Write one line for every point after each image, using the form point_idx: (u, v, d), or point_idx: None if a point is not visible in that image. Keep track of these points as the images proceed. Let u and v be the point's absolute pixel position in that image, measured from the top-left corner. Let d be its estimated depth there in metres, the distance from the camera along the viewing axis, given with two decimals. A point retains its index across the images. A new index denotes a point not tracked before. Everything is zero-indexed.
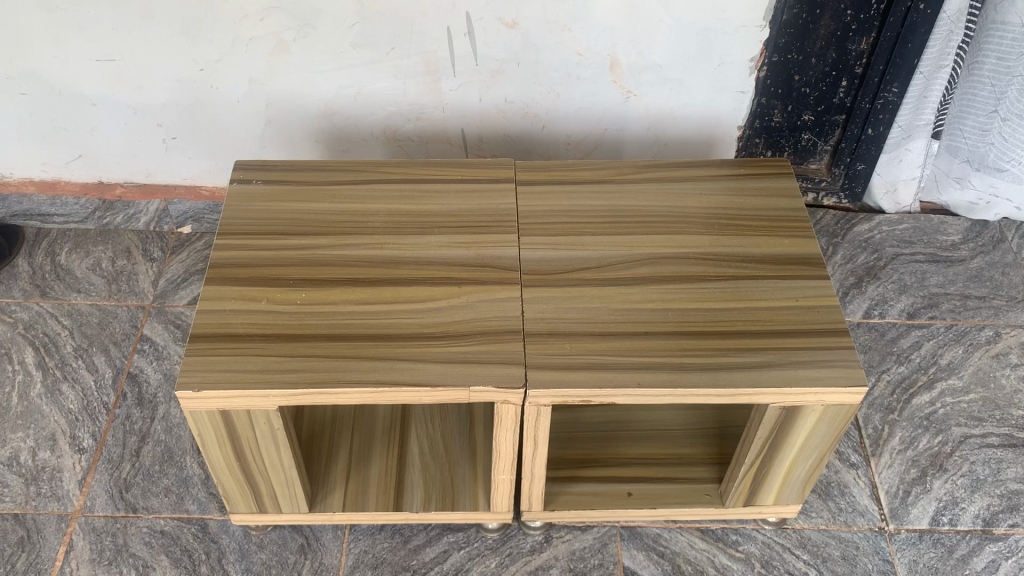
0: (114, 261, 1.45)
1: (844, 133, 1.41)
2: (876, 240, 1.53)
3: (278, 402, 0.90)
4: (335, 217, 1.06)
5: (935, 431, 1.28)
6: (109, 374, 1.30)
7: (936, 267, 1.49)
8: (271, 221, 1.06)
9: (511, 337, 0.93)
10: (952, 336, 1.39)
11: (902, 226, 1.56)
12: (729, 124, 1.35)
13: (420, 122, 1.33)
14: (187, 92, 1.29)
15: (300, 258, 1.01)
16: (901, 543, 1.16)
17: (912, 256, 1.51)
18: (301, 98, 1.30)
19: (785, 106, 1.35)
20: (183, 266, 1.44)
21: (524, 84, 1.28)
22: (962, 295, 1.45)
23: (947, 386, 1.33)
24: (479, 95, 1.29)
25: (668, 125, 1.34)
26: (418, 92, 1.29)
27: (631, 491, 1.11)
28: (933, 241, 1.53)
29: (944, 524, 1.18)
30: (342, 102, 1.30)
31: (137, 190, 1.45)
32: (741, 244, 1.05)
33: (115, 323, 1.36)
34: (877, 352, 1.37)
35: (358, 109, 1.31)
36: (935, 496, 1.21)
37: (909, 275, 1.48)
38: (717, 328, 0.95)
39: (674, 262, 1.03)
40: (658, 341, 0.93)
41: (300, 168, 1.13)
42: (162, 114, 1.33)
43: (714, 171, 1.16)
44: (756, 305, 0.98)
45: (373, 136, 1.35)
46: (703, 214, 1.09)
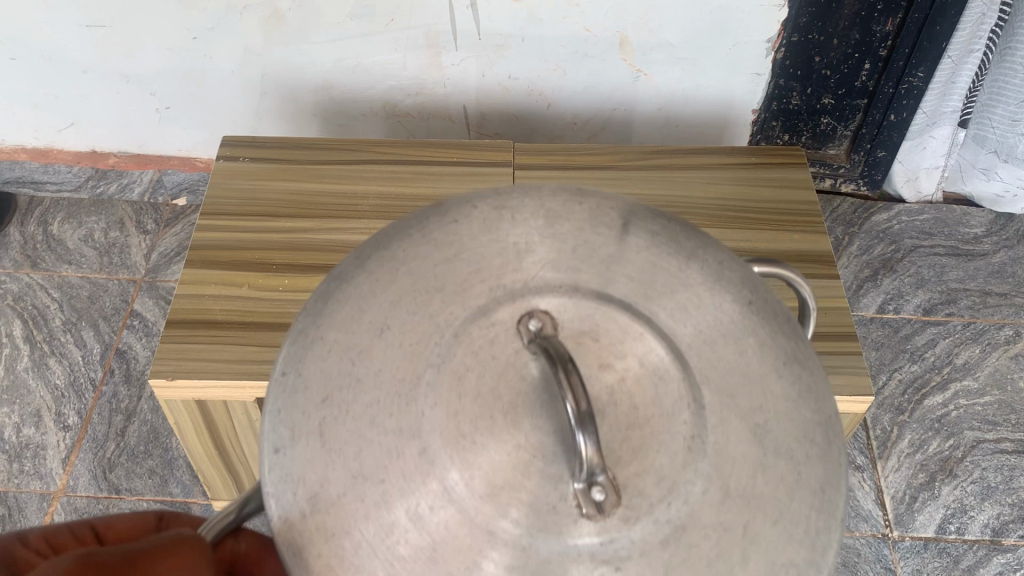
0: (107, 232, 1.41)
1: (865, 117, 1.34)
2: (895, 230, 1.47)
3: (256, 394, 0.86)
4: (323, 199, 1.02)
5: (946, 434, 1.23)
6: (97, 350, 1.27)
7: (956, 261, 1.43)
8: (256, 200, 1.01)
9: None
10: (969, 335, 1.33)
11: (922, 216, 1.49)
12: (743, 106, 1.29)
13: (420, 97, 1.28)
14: (181, 61, 1.25)
15: (284, 242, 0.97)
16: (904, 551, 1.12)
17: (931, 249, 1.44)
18: (297, 69, 1.25)
19: (804, 88, 1.28)
20: (177, 239, 1.41)
21: (528, 60, 1.22)
22: (982, 291, 1.39)
23: (962, 387, 1.28)
24: (481, 70, 1.24)
25: (679, 105, 1.28)
26: (420, 66, 1.23)
27: None
28: (955, 233, 1.47)
29: (951, 532, 1.14)
30: (341, 75, 1.25)
31: (131, 160, 1.43)
32: (749, 238, 1.00)
33: (106, 297, 1.33)
34: (889, 349, 1.31)
35: (356, 82, 1.26)
36: (942, 503, 1.16)
37: (927, 268, 1.42)
38: None
39: None
40: None
41: (289, 144, 1.08)
42: (156, 84, 1.29)
43: (722, 158, 1.10)
44: None
45: (372, 110, 1.30)
46: (709, 205, 1.04)
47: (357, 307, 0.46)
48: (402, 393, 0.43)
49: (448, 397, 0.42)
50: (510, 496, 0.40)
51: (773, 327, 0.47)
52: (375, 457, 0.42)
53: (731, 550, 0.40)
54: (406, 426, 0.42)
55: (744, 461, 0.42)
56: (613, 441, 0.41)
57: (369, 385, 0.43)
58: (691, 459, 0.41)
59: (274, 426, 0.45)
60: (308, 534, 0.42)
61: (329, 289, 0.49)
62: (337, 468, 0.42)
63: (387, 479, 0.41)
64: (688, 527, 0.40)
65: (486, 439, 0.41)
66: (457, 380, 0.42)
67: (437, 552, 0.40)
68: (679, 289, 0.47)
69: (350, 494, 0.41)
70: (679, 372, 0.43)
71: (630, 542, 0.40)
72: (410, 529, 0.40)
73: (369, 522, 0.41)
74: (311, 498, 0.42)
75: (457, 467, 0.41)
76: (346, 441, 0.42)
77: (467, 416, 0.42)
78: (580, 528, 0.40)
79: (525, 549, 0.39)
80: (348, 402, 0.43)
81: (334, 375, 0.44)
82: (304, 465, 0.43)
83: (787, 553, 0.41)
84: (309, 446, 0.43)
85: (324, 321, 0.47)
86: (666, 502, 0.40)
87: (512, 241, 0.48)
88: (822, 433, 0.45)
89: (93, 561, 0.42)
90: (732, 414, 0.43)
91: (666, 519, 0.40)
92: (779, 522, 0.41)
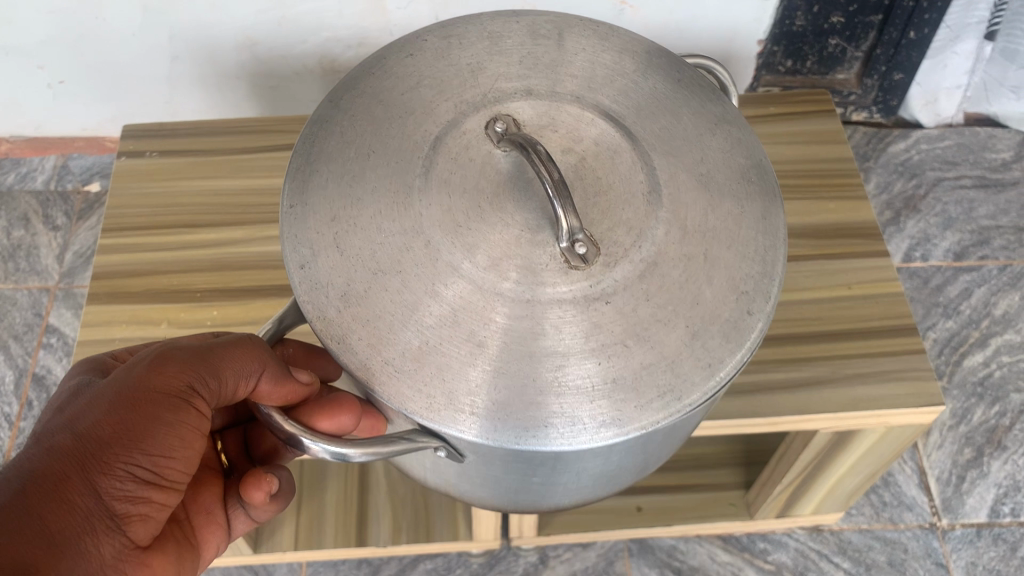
0: (8, 232, 1.21)
1: (880, 36, 1.15)
2: (915, 162, 1.30)
3: None
4: (254, 199, 0.82)
5: (991, 399, 1.09)
6: (10, 378, 1.09)
7: (985, 194, 1.27)
8: (172, 208, 0.81)
9: None
10: (1006, 280, 1.19)
11: (944, 142, 1.32)
12: (747, 38, 1.08)
13: (362, 49, 1.06)
14: (68, 26, 1.03)
15: (211, 260, 0.78)
16: (956, 542, 1.00)
17: (956, 181, 1.28)
18: (211, 26, 1.02)
19: (810, 7, 1.08)
20: (93, 234, 1.21)
21: (489, 4, 1.00)
22: (1016, 227, 1.24)
23: (1004, 342, 1.13)
24: (434, 13, 1.01)
25: (673, 41, 1.08)
26: (358, 13, 1.00)
27: (641, 506, 0.95)
28: (981, 160, 1.30)
29: (1005, 515, 1.01)
30: (264, 29, 1.02)
31: (25, 145, 1.24)
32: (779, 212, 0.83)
33: (14, 312, 1.14)
34: (919, 304, 1.16)
35: (283, 35, 1.03)
36: (993, 481, 1.03)
37: (953, 205, 1.25)
38: None
39: None
40: None
41: (205, 132, 0.87)
42: (41, 55, 1.07)
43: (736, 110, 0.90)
44: (801, 300, 0.77)
45: (306, 67, 1.08)
46: None
47: (346, 151, 0.49)
48: (399, 197, 0.47)
49: (440, 199, 0.47)
50: (507, 257, 0.45)
51: (698, 103, 0.52)
52: (388, 253, 0.45)
53: (687, 280, 0.45)
54: (410, 225, 0.46)
55: (681, 216, 0.47)
56: (588, 207, 0.47)
57: (368, 199, 0.47)
58: (650, 211, 0.47)
59: (290, 246, 0.46)
60: (347, 323, 0.44)
61: (308, 142, 0.49)
62: (357, 271, 0.45)
63: (403, 269, 0.45)
64: (657, 264, 0.45)
65: (478, 224, 0.46)
66: (443, 185, 0.47)
67: (458, 315, 0.44)
68: (585, 120, 0.50)
69: (375, 286, 0.45)
70: (627, 145, 0.49)
71: (614, 283, 0.45)
72: (427, 303, 0.44)
73: (401, 294, 0.44)
74: (342, 297, 0.44)
75: (461, 248, 0.45)
76: (360, 248, 0.46)
77: (459, 208, 0.47)
78: (543, 277, 0.45)
79: (529, 301, 0.44)
80: (358, 218, 0.46)
81: (335, 196, 0.47)
82: (331, 272, 0.45)
83: (740, 269, 0.46)
84: (332, 257, 0.45)
85: (316, 162, 0.48)
86: (627, 244, 0.46)
87: (465, 64, 0.52)
88: (755, 171, 0.50)
89: (170, 352, 0.48)
90: (679, 168, 0.49)
91: (639, 258, 0.45)
92: (728, 245, 0.47)
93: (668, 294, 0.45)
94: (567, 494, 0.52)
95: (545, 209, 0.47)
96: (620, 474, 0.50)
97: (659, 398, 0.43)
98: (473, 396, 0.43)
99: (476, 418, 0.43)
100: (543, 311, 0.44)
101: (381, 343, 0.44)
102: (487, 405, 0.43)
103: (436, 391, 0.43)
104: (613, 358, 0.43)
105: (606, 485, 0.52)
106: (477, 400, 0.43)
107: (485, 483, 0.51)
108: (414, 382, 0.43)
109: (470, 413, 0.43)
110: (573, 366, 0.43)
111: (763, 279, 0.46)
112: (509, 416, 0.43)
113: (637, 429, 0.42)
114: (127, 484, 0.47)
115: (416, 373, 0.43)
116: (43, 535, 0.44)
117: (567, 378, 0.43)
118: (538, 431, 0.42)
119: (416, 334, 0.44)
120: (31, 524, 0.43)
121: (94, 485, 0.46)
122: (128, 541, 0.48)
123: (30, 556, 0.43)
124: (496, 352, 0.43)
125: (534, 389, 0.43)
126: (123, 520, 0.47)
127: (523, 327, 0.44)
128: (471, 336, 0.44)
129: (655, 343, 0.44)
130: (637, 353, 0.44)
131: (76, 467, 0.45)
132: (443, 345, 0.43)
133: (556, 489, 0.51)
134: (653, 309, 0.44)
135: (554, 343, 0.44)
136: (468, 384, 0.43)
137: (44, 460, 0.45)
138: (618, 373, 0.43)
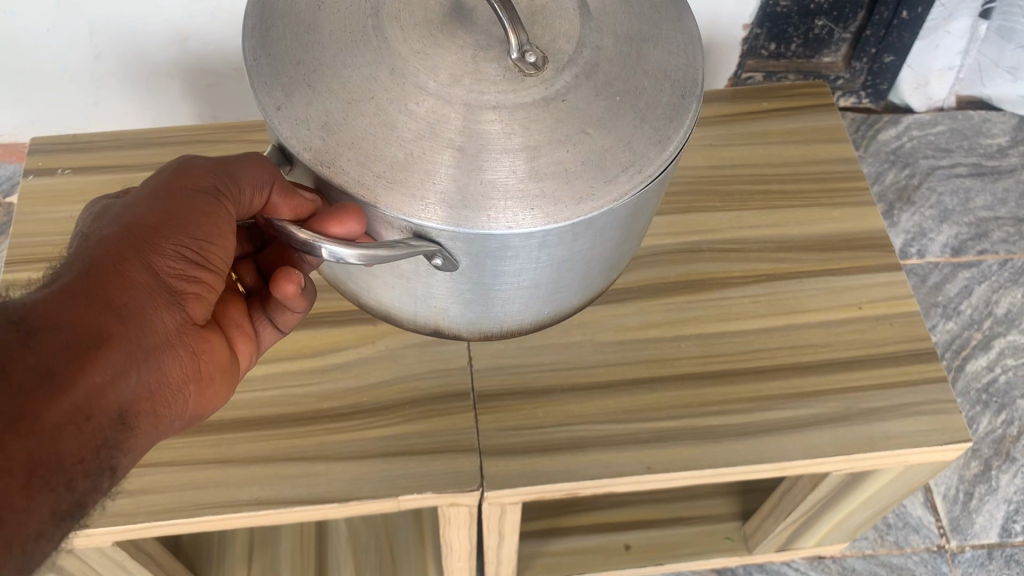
0: None
1: (870, 17, 1.02)
2: (907, 150, 1.21)
3: (115, 538, 0.60)
4: None
5: (997, 408, 1.02)
6: None
7: (981, 183, 1.19)
8: None
9: (454, 406, 0.64)
10: (1007, 277, 1.11)
11: (936, 128, 1.23)
12: (731, 24, 1.00)
13: None
14: None
15: None
16: (966, 566, 0.93)
17: (951, 170, 1.20)
18: (134, 19, 0.91)
19: None
20: None
21: None
22: (1016, 217, 1.16)
23: (1008, 344, 1.06)
24: None
25: None
26: None
27: (629, 543, 0.86)
28: (976, 146, 1.22)
29: (1017, 535, 0.94)
30: (197, 22, 0.92)
31: None
32: (778, 222, 0.74)
33: None
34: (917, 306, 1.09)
35: (219, 29, 0.93)
36: (1003, 497, 0.96)
37: (949, 195, 1.18)
38: (747, 364, 0.66)
39: (670, 262, 0.72)
40: (672, 392, 0.65)
41: (128, 148, 0.76)
42: None
43: (723, 107, 0.81)
44: (806, 324, 0.69)
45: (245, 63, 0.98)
46: (713, 176, 0.77)
47: (295, 7, 0.46)
48: (356, 35, 0.44)
49: (394, 30, 0.44)
50: (462, 68, 0.43)
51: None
52: (356, 82, 0.43)
53: (630, 73, 0.44)
54: (372, 55, 0.43)
55: (612, 26, 0.46)
56: (534, 28, 0.45)
57: (329, 40, 0.44)
58: (583, 21, 0.45)
59: (262, 92, 0.43)
60: (336, 150, 0.42)
61: (259, 4, 0.47)
62: (330, 104, 0.43)
63: (375, 96, 0.42)
64: (597, 65, 0.44)
65: (432, 48, 0.44)
66: (397, 20, 0.45)
67: (432, 126, 0.42)
68: None
69: (352, 114, 0.42)
70: None
71: (566, 84, 0.43)
72: (399, 124, 0.42)
73: (371, 115, 0.42)
74: (324, 127, 0.42)
75: (423, 67, 0.43)
76: (328, 83, 0.43)
77: (410, 33, 0.44)
78: (485, 83, 0.43)
79: (498, 109, 0.42)
80: (321, 57, 0.44)
81: (294, 47, 0.44)
82: (308, 107, 0.43)
83: (670, 62, 0.46)
84: (308, 95, 0.43)
85: (271, 18, 0.46)
86: (571, 51, 0.44)
87: None
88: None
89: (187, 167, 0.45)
90: None
91: (578, 64, 0.44)
92: (656, 45, 0.46)
93: (615, 88, 0.44)
94: (522, 318, 0.50)
95: (494, 30, 0.44)
96: (572, 287, 0.49)
97: (623, 173, 0.42)
98: (458, 191, 0.41)
99: (461, 214, 0.41)
100: (507, 113, 0.42)
101: (369, 160, 0.41)
102: (474, 197, 0.41)
103: (426, 195, 0.41)
104: (579, 144, 0.42)
105: (555, 303, 0.50)
106: (456, 196, 0.41)
107: (471, 309, 0.49)
108: (407, 188, 0.41)
109: (456, 215, 0.41)
110: (546, 155, 0.42)
111: (689, 70, 0.46)
112: (493, 211, 0.41)
113: (607, 202, 0.42)
114: (179, 263, 0.43)
115: (407, 180, 0.41)
116: (106, 308, 0.41)
117: (535, 163, 0.42)
118: (517, 214, 0.41)
119: (399, 148, 0.41)
120: (91, 295, 0.41)
121: (149, 266, 0.43)
122: (187, 320, 0.45)
123: (93, 324, 0.40)
124: (466, 149, 0.41)
125: (510, 180, 0.41)
126: (182, 297, 0.44)
127: (491, 127, 0.42)
128: (447, 143, 0.41)
129: (615, 129, 0.43)
130: (598, 138, 0.42)
131: (125, 247, 0.42)
132: (423, 151, 0.41)
133: (506, 310, 0.49)
134: (605, 102, 0.43)
135: (520, 139, 0.42)
136: (450, 192, 0.41)
137: (92, 247, 0.42)
138: (583, 156, 0.42)
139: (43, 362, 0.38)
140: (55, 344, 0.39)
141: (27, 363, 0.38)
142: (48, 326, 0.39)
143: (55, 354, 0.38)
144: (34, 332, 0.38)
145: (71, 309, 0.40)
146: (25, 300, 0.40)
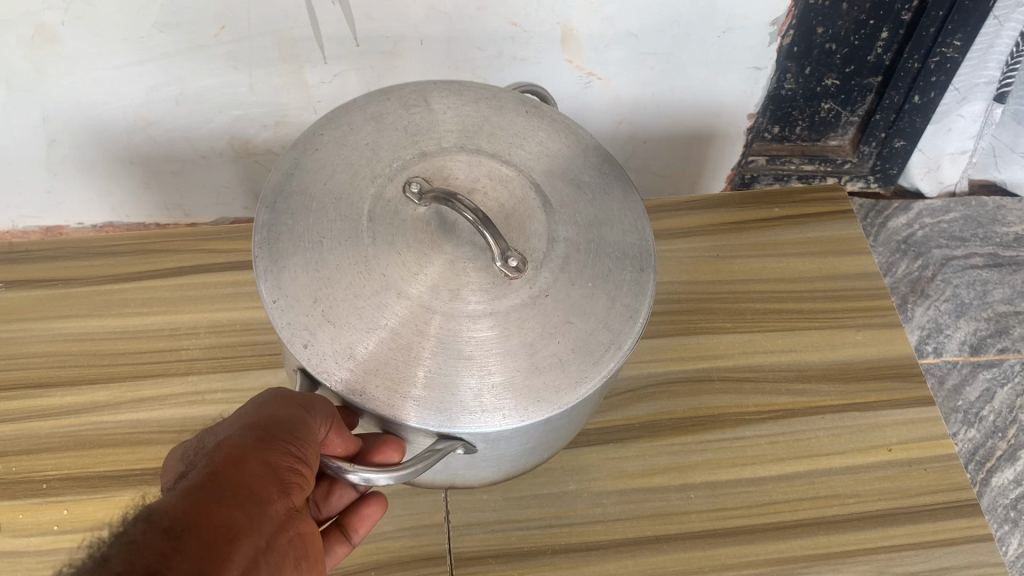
0: None
1: (880, 101, 0.84)
2: (918, 238, 1.05)
3: None
4: (134, 343, 0.64)
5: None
6: None
7: (999, 274, 1.02)
8: (22, 359, 0.63)
9: (430, 569, 0.55)
10: None
11: (949, 215, 1.07)
12: (735, 112, 0.84)
13: (283, 129, 0.81)
14: None
15: (65, 429, 0.59)
16: None
17: (965, 261, 1.04)
18: (90, 104, 0.75)
19: (801, 70, 0.80)
20: None
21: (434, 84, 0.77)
22: None
23: None
24: (367, 88, 0.77)
25: (649, 118, 0.84)
26: (274, 89, 0.76)
27: None
28: (990, 234, 1.06)
29: None
30: (162, 108, 0.76)
31: None
32: (796, 346, 0.67)
33: None
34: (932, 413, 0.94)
35: (182, 116, 0.77)
36: None
37: (965, 289, 1.01)
38: (764, 518, 0.58)
39: (677, 394, 0.64)
40: (680, 554, 0.56)
41: (78, 259, 0.69)
42: None
43: (731, 214, 0.75)
44: (830, 469, 0.61)
45: (214, 151, 0.82)
46: (722, 293, 0.70)
47: (297, 245, 0.44)
48: (360, 267, 0.44)
49: (395, 258, 0.44)
50: (448, 283, 0.44)
51: (545, 123, 0.51)
52: (363, 314, 0.43)
53: (603, 261, 0.46)
54: (377, 285, 0.43)
55: (573, 216, 0.47)
56: (514, 239, 0.46)
57: (337, 273, 0.44)
58: (552, 224, 0.47)
59: (286, 331, 0.42)
60: (363, 376, 0.41)
61: (263, 241, 0.45)
62: (350, 335, 0.42)
63: (387, 320, 0.42)
64: (569, 257, 0.46)
65: (426, 269, 0.44)
66: (399, 243, 0.45)
67: (434, 344, 0.42)
68: (474, 165, 0.48)
69: (370, 341, 0.42)
70: (515, 173, 0.48)
71: (548, 284, 0.45)
72: (406, 347, 0.42)
73: (376, 341, 0.42)
74: (349, 356, 0.42)
75: (417, 283, 0.43)
76: (341, 315, 0.42)
77: (407, 260, 0.44)
78: (471, 294, 0.43)
79: (494, 320, 0.43)
80: (334, 294, 0.43)
81: (310, 286, 0.43)
82: (334, 340, 0.42)
83: (627, 241, 0.47)
84: (333, 327, 0.42)
85: (276, 255, 0.44)
86: (543, 250, 0.46)
87: (360, 142, 0.48)
88: (604, 162, 0.51)
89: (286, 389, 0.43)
90: (561, 184, 0.49)
91: (555, 262, 0.45)
92: (612, 225, 0.47)
93: (592, 279, 0.45)
94: (512, 471, 0.51)
95: (477, 240, 0.45)
96: (550, 443, 0.49)
97: (607, 349, 0.43)
98: (470, 390, 0.41)
99: (475, 412, 0.41)
100: (499, 324, 0.43)
101: (395, 381, 0.41)
102: (488, 398, 0.41)
103: (440, 399, 0.41)
104: (567, 334, 0.43)
105: (527, 463, 0.51)
106: (472, 396, 0.41)
107: (474, 472, 0.49)
108: (427, 399, 0.41)
109: (480, 411, 0.41)
110: (541, 347, 0.43)
111: (641, 242, 0.48)
112: (503, 403, 0.41)
113: (602, 379, 0.42)
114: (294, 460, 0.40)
115: (426, 392, 0.41)
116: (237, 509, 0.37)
117: (533, 358, 0.42)
118: (526, 403, 0.41)
119: (414, 365, 0.42)
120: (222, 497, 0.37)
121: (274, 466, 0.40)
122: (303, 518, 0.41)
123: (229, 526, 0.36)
124: (464, 356, 0.42)
125: (514, 371, 0.42)
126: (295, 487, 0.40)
127: (487, 336, 0.43)
128: (455, 356, 0.42)
129: (594, 313, 0.44)
130: (581, 325, 0.44)
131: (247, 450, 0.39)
132: (427, 365, 0.42)
133: (495, 470, 0.50)
134: (580, 292, 0.45)
135: (518, 340, 0.43)
136: (469, 391, 0.41)
137: (214, 453, 0.39)
138: (572, 344, 0.43)
139: (190, 565, 0.33)
140: (200, 547, 0.34)
141: (180, 567, 0.33)
142: (192, 531, 0.35)
143: (197, 558, 0.34)
144: (180, 536, 0.34)
145: (208, 511, 0.36)
146: (160, 504, 0.36)
